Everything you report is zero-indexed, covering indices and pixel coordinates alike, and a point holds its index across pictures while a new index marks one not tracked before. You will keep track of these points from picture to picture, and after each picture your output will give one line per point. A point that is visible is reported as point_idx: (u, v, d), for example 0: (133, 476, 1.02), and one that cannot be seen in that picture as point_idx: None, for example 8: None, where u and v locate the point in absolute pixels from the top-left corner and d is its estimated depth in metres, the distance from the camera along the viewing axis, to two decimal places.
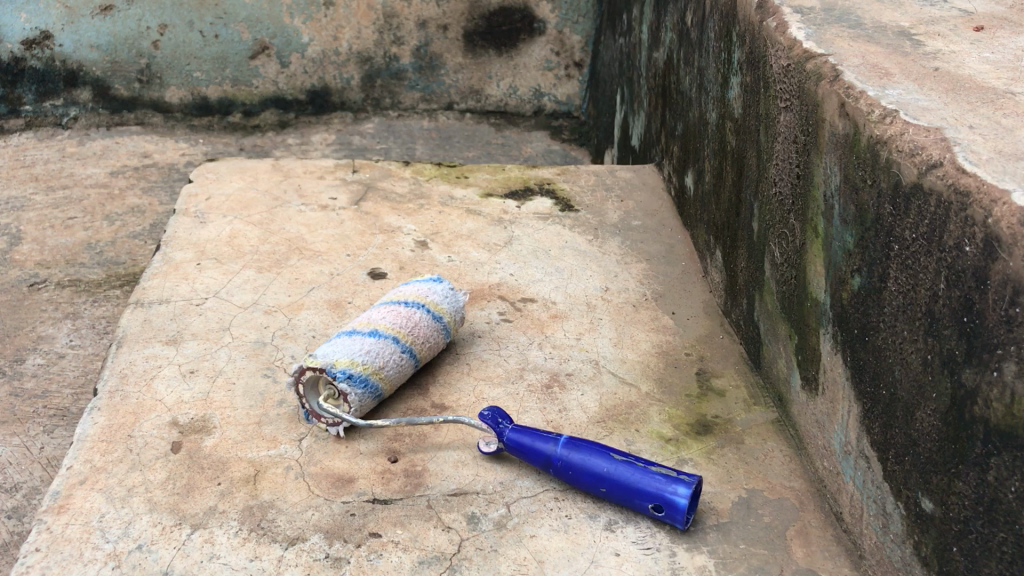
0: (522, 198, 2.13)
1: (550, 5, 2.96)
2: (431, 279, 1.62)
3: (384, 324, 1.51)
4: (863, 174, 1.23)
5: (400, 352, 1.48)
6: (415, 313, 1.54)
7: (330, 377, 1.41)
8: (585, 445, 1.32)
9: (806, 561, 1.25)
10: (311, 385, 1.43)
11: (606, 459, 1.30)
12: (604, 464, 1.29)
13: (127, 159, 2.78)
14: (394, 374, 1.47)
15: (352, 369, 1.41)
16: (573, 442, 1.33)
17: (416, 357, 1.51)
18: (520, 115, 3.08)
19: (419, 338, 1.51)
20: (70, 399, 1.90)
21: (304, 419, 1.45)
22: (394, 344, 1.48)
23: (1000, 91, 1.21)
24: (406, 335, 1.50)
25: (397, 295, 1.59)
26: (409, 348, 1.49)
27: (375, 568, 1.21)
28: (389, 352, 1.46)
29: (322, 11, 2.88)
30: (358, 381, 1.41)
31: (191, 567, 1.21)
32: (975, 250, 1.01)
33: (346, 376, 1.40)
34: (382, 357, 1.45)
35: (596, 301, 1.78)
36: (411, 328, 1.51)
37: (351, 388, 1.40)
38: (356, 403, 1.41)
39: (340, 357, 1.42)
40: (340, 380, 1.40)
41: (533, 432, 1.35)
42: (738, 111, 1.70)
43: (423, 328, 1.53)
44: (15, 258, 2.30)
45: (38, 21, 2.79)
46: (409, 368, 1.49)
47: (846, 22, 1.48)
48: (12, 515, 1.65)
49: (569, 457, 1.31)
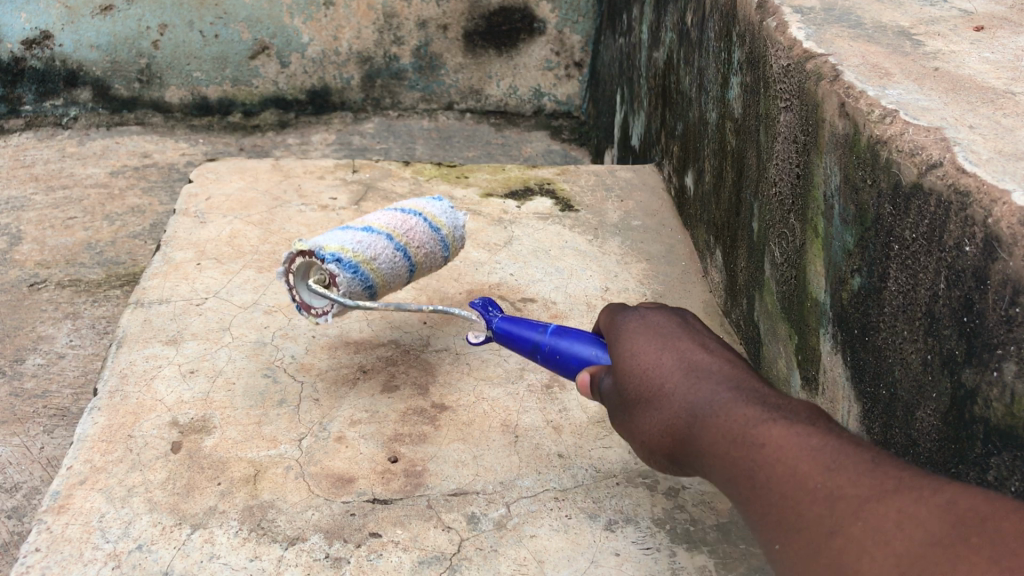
0: (522, 198, 2.13)
1: (550, 5, 2.95)
2: (432, 198, 1.65)
3: (379, 223, 1.53)
4: (863, 174, 1.23)
5: (394, 250, 1.50)
6: (415, 219, 1.56)
7: (320, 261, 1.44)
8: (573, 333, 1.26)
9: None
10: (302, 274, 1.49)
11: (592, 346, 1.24)
12: (590, 350, 1.24)
13: (127, 159, 2.78)
14: (387, 269, 1.49)
15: (342, 254, 1.44)
16: (561, 330, 1.28)
17: (410, 258, 1.52)
18: (520, 115, 3.09)
19: (413, 241, 1.53)
20: (70, 398, 1.90)
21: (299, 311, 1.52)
22: (388, 240, 1.50)
23: (1000, 91, 1.21)
24: (400, 235, 1.52)
25: (398, 203, 1.61)
26: (403, 248, 1.51)
27: (375, 568, 1.21)
28: (382, 247, 1.48)
29: (322, 11, 2.88)
30: (346, 265, 1.43)
31: (191, 566, 1.21)
32: (975, 250, 1.01)
33: (336, 260, 1.43)
34: (374, 249, 1.47)
35: (597, 300, 1.78)
36: (406, 231, 1.53)
37: (340, 271, 1.43)
38: (346, 287, 1.43)
39: (330, 243, 1.45)
40: (329, 263, 1.42)
41: (522, 322, 1.32)
42: (738, 111, 1.70)
43: (419, 234, 1.55)
44: (14, 258, 2.30)
45: (38, 21, 2.78)
46: (403, 268, 1.51)
47: (846, 22, 1.48)
48: (12, 515, 1.65)
49: (555, 342, 1.27)
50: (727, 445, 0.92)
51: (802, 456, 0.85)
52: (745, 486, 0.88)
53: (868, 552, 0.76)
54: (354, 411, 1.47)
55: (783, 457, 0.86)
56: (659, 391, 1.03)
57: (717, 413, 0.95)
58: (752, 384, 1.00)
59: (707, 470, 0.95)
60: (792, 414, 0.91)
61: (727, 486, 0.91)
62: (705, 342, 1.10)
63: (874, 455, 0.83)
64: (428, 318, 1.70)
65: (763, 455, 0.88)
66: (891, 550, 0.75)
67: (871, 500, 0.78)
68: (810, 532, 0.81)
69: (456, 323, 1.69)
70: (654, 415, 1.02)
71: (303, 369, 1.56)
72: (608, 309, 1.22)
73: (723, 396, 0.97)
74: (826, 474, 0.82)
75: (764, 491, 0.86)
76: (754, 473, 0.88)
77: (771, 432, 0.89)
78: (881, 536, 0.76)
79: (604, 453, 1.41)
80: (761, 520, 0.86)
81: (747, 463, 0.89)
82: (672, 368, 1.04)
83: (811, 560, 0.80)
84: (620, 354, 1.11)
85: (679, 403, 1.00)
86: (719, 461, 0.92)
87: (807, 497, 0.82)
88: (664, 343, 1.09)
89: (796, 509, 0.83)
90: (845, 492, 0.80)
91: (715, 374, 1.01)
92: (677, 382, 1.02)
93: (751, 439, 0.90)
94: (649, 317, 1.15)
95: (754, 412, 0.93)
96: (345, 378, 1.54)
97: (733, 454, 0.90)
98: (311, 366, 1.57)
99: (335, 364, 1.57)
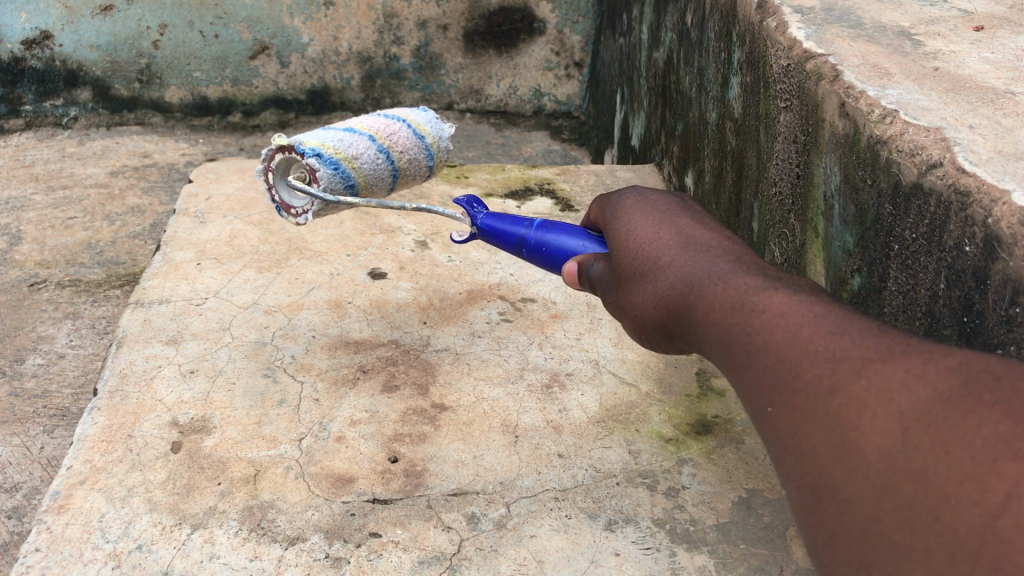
0: (522, 198, 2.13)
1: (550, 5, 2.95)
2: (418, 109, 1.73)
3: (363, 126, 1.61)
4: (863, 174, 1.23)
5: (376, 151, 1.57)
6: (399, 124, 1.64)
7: (300, 155, 1.52)
8: (558, 227, 1.28)
9: (806, 561, 1.24)
10: (281, 172, 1.58)
11: (576, 237, 1.25)
12: (574, 242, 1.25)
13: (127, 159, 2.78)
14: (369, 168, 1.56)
15: (323, 150, 1.51)
16: (547, 225, 1.29)
17: (393, 161, 1.60)
18: (520, 115, 3.10)
19: (397, 145, 1.61)
20: (70, 399, 1.90)
21: (280, 212, 1.61)
22: (370, 141, 1.57)
23: (1000, 91, 1.21)
24: (383, 137, 1.60)
25: (384, 111, 1.69)
26: (385, 150, 1.59)
27: (375, 568, 1.21)
28: (364, 146, 1.56)
29: (322, 11, 2.88)
30: (327, 160, 1.51)
31: (191, 567, 1.20)
32: (975, 250, 1.01)
33: (316, 155, 1.51)
34: (356, 148, 1.55)
35: (597, 301, 1.78)
36: (389, 134, 1.61)
37: (320, 165, 1.50)
38: (325, 181, 1.51)
39: (312, 140, 1.53)
40: (309, 157, 1.50)
41: (508, 219, 1.35)
42: (738, 111, 1.70)
43: (403, 138, 1.62)
44: (14, 258, 2.30)
45: (38, 21, 2.78)
46: (385, 170, 1.59)
47: (846, 22, 1.47)
48: (12, 515, 1.65)
49: (542, 236, 1.29)
50: (722, 310, 0.83)
51: (804, 318, 0.76)
52: (737, 353, 0.79)
53: (868, 411, 0.67)
54: (354, 411, 1.47)
55: (782, 320, 0.77)
56: (657, 266, 0.97)
57: (714, 282, 0.87)
58: (752, 260, 0.92)
59: (699, 342, 0.87)
60: (794, 283, 0.83)
61: (718, 355, 0.83)
62: (707, 223, 1.05)
63: (884, 324, 0.74)
64: (428, 318, 1.70)
65: (760, 320, 0.79)
66: (894, 408, 0.66)
67: (875, 359, 0.69)
68: (805, 396, 0.71)
69: (456, 323, 1.69)
70: (648, 289, 0.96)
71: (303, 369, 1.56)
72: (605, 199, 1.19)
73: (721, 267, 0.90)
74: (828, 337, 0.73)
75: (759, 357, 0.77)
76: (749, 336, 0.79)
77: (771, 298, 0.80)
78: (885, 395, 0.67)
79: (604, 454, 1.41)
80: (751, 387, 0.77)
81: (740, 326, 0.80)
82: (672, 244, 0.99)
83: (804, 424, 0.71)
84: (620, 234, 1.07)
85: (675, 276, 0.93)
86: (712, 327, 0.83)
87: (805, 359, 0.73)
88: (666, 227, 1.03)
89: (792, 371, 0.73)
90: (848, 353, 0.71)
91: (715, 250, 0.95)
92: (676, 255, 0.96)
93: (749, 305, 0.81)
94: (650, 198, 1.13)
95: (753, 280, 0.84)
96: (345, 378, 1.54)
97: (727, 318, 0.82)
98: (310, 366, 1.57)
99: (335, 364, 1.57)
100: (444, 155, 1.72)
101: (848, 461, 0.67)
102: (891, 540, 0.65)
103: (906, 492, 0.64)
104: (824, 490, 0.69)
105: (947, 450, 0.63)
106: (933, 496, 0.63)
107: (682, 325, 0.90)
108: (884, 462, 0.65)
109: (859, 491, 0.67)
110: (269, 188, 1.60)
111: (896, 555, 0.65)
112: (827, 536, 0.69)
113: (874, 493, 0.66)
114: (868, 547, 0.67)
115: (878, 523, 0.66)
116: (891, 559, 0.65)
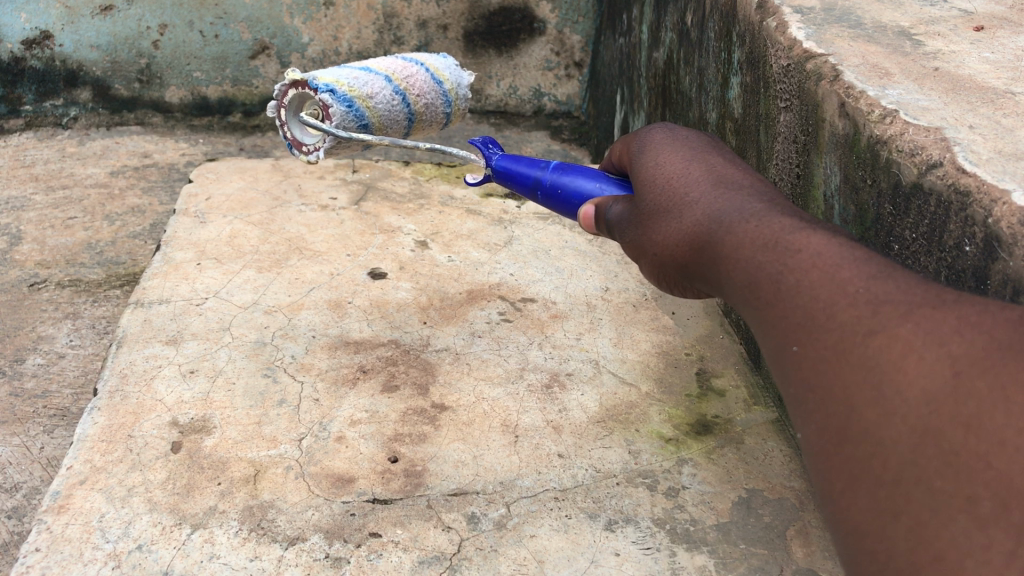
0: (522, 198, 2.14)
1: (550, 6, 2.95)
2: (438, 57, 1.77)
3: (380, 66, 1.64)
4: (863, 174, 1.23)
5: (391, 92, 1.61)
6: (416, 68, 1.68)
7: (314, 91, 1.55)
8: (574, 170, 1.29)
9: (806, 561, 1.25)
10: (293, 109, 1.62)
11: (593, 180, 1.27)
12: (591, 185, 1.26)
13: (127, 159, 2.78)
14: (383, 107, 1.59)
15: (336, 87, 1.54)
16: (562, 168, 1.31)
17: (408, 104, 1.64)
18: (520, 115, 3.10)
19: (414, 89, 1.65)
20: (70, 399, 1.90)
21: (292, 150, 1.65)
22: (386, 82, 1.61)
23: (1000, 91, 1.21)
24: (399, 79, 1.63)
25: (404, 55, 1.73)
26: (401, 92, 1.62)
27: (375, 568, 1.21)
28: (379, 86, 1.59)
29: (322, 11, 2.88)
30: (341, 98, 1.53)
31: (191, 566, 1.20)
32: (974, 250, 1.01)
33: (329, 91, 1.53)
34: (370, 88, 1.58)
35: (597, 300, 1.78)
36: (406, 76, 1.65)
37: (334, 102, 1.53)
38: (338, 118, 1.54)
39: (326, 76, 1.55)
40: (322, 93, 1.53)
41: (523, 162, 1.36)
42: (738, 110, 1.70)
43: (421, 82, 1.66)
44: (14, 258, 2.30)
45: (38, 21, 2.77)
46: (399, 112, 1.62)
47: (846, 22, 1.47)
48: (12, 515, 1.65)
49: (558, 179, 1.30)
50: (755, 249, 0.87)
51: (844, 261, 0.79)
52: (766, 291, 0.83)
53: (914, 354, 0.70)
54: (354, 411, 1.47)
55: (820, 261, 0.80)
56: (686, 204, 1.01)
57: (747, 221, 0.91)
58: (782, 201, 0.96)
59: (725, 278, 0.91)
60: (829, 228, 0.86)
61: (744, 295, 0.87)
62: (732, 161, 1.10)
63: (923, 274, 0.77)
64: (428, 318, 1.70)
65: (794, 260, 0.83)
66: (945, 353, 0.69)
67: (924, 306, 0.72)
68: (840, 337, 0.75)
69: (456, 323, 1.69)
70: (673, 226, 1.01)
71: (303, 369, 1.56)
72: (632, 135, 1.22)
73: (754, 206, 0.94)
74: (869, 281, 0.76)
75: (792, 294, 0.81)
76: (781, 275, 0.82)
77: (806, 237, 0.84)
78: (934, 338, 0.69)
79: (604, 454, 1.41)
80: (778, 325, 0.81)
81: (773, 264, 0.84)
82: (703, 185, 1.02)
83: (838, 365, 0.74)
84: (647, 171, 1.11)
85: (704, 215, 0.97)
86: (743, 265, 0.87)
87: (843, 301, 0.76)
88: (694, 165, 1.07)
89: (828, 312, 0.77)
90: (891, 297, 0.74)
91: (745, 191, 0.99)
92: (706, 196, 0.99)
93: (784, 244, 0.85)
94: (678, 133, 1.17)
95: (787, 222, 0.88)
96: (345, 378, 1.54)
97: (760, 256, 0.86)
98: (310, 366, 1.57)
99: (335, 364, 1.57)
100: (463, 104, 1.77)
101: (886, 403, 0.70)
102: (930, 485, 0.67)
103: (954, 437, 0.67)
104: (854, 432, 0.72)
105: (1005, 397, 0.65)
106: (987, 444, 0.65)
107: (708, 264, 0.94)
108: (929, 405, 0.68)
109: (897, 432, 0.69)
110: (281, 125, 1.63)
111: (933, 499, 0.67)
112: (850, 476, 0.73)
113: (915, 436, 0.69)
114: (901, 489, 0.69)
115: (915, 467, 0.68)
116: (926, 501, 0.68)
